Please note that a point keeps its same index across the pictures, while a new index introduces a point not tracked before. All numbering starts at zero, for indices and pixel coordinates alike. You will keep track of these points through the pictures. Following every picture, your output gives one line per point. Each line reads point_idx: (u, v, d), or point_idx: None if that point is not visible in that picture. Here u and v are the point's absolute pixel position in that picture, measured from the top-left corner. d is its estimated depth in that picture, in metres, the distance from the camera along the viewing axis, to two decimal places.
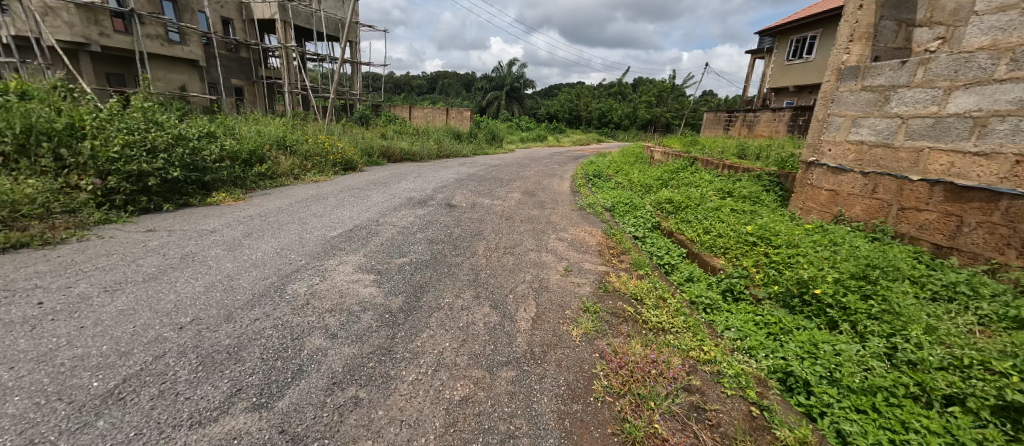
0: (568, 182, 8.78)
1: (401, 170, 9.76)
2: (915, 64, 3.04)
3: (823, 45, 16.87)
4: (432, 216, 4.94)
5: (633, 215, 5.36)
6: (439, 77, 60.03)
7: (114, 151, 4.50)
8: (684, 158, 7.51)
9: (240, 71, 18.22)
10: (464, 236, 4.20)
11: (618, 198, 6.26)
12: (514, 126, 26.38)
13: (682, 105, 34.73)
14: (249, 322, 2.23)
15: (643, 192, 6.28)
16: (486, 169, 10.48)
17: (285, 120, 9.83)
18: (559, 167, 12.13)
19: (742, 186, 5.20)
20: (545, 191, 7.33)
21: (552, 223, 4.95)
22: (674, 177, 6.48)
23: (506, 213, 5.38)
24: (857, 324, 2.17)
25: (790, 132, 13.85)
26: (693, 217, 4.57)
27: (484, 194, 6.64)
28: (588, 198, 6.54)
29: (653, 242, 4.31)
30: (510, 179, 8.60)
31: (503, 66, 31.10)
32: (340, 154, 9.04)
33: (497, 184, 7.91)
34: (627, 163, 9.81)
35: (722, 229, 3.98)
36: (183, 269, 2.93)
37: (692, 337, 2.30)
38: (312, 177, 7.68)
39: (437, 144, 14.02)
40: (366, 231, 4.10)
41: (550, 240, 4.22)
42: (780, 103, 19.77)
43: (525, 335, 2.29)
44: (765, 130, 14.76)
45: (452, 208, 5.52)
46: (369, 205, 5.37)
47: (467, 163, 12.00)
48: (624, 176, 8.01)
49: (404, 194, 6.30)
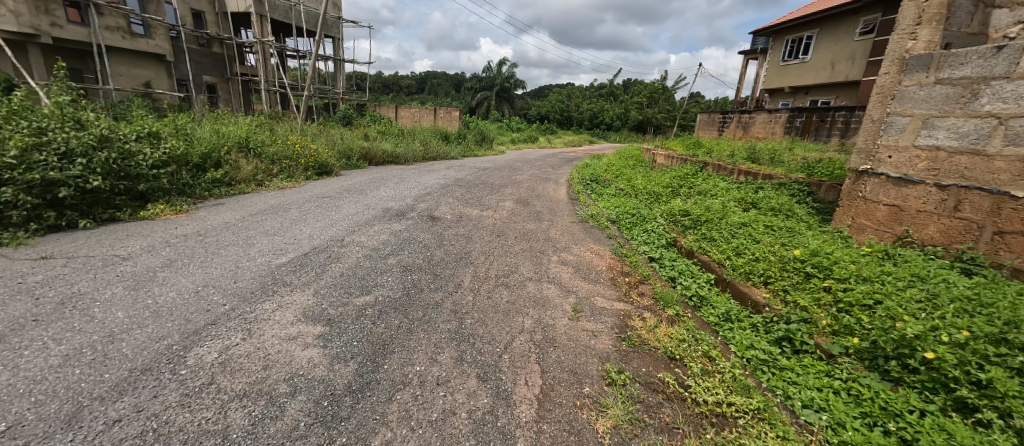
0: (564, 188, 8.07)
1: (382, 174, 8.94)
2: (1016, 50, 2.41)
3: (819, 45, 16.51)
4: (409, 233, 4.17)
5: (642, 229, 4.68)
6: (429, 77, 59.06)
7: (11, 156, 3.64)
8: (692, 162, 6.87)
9: (213, 67, 17.10)
10: (446, 260, 3.45)
11: (623, 208, 5.58)
12: (504, 127, 25.67)
13: (674, 106, 34.43)
14: (100, 429, 1.44)
15: (651, 201, 5.60)
16: (475, 173, 9.71)
17: (252, 119, 8.90)
18: (553, 170, 11.44)
19: (767, 196, 4.55)
20: (541, 199, 6.61)
21: (551, 241, 4.22)
22: (684, 183, 5.82)
23: (498, 227, 4.63)
24: (1013, 417, 1.50)
25: (787, 134, 13.41)
26: (717, 234, 3.89)
27: (472, 204, 5.88)
28: (589, 207, 5.84)
29: (673, 265, 3.61)
30: (501, 185, 7.86)
31: (492, 66, 30.39)
32: (313, 156, 8.18)
33: (487, 190, 7.16)
34: (627, 167, 9.15)
35: (757, 252, 3.31)
36: (50, 323, 2.12)
37: (770, 431, 1.60)
38: (279, 184, 6.83)
39: (423, 146, 13.19)
40: (324, 256, 3.31)
41: (550, 264, 3.49)
42: (774, 104, 19.44)
43: (528, 436, 1.55)
44: (762, 132, 14.32)
45: (434, 221, 4.75)
46: (335, 219, 4.57)
47: (454, 166, 11.21)
48: (626, 182, 7.32)
49: (380, 203, 5.52)
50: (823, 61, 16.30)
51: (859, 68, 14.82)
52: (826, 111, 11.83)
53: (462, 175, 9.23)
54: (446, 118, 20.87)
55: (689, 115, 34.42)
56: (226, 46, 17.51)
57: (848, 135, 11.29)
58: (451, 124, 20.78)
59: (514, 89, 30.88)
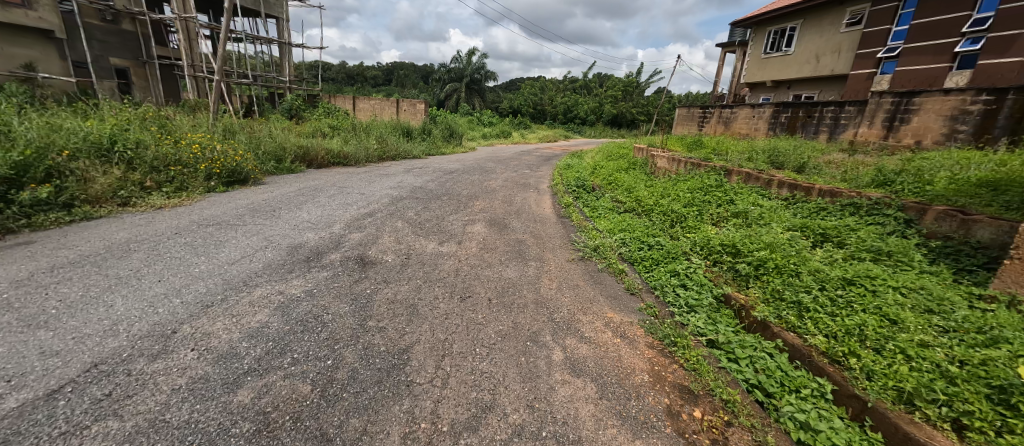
0: (549, 199, 6.56)
1: (317, 181, 7.08)
2: None
3: (803, 37, 15.83)
4: (310, 305, 2.48)
5: (672, 274, 3.27)
6: (395, 67, 55.87)
7: None
8: (707, 167, 5.53)
9: (124, 48, 14.23)
10: (359, 384, 1.81)
11: (632, 235, 4.17)
12: (474, 121, 23.86)
13: (647, 101, 33.86)
14: None
15: (668, 224, 4.21)
16: (437, 179, 8.02)
17: (137, 110, 6.72)
18: (532, 172, 9.91)
19: (846, 226, 3.21)
20: (521, 219, 5.03)
21: (546, 307, 2.67)
22: (707, 199, 4.47)
23: (460, 281, 3.01)
24: None
25: (770, 131, 12.43)
26: (806, 296, 2.49)
27: (427, 232, 4.21)
28: (587, 232, 4.36)
29: (752, 359, 2.18)
30: (468, 197, 6.23)
31: (460, 55, 28.37)
32: (219, 159, 6.20)
33: (450, 206, 5.55)
34: (620, 169, 7.76)
35: (910, 350, 1.93)
36: None
37: None
38: (157, 201, 4.90)
39: (378, 142, 11.28)
40: (94, 397, 1.60)
41: (553, 376, 1.94)
42: (754, 99, 18.76)
43: None
44: (743, 127, 13.27)
45: (363, 271, 3.09)
46: (197, 274, 2.83)
47: (413, 168, 9.43)
48: (625, 192, 5.90)
49: (291, 235, 3.79)
50: (807, 54, 15.62)
51: (846, 61, 14.17)
52: (813, 106, 10.51)
53: (420, 181, 7.52)
54: (409, 110, 18.86)
55: (662, 110, 33.86)
56: (140, 23, 14.62)
57: (837, 132, 9.95)
58: (415, 118, 18.84)
59: (485, 81, 29.08)
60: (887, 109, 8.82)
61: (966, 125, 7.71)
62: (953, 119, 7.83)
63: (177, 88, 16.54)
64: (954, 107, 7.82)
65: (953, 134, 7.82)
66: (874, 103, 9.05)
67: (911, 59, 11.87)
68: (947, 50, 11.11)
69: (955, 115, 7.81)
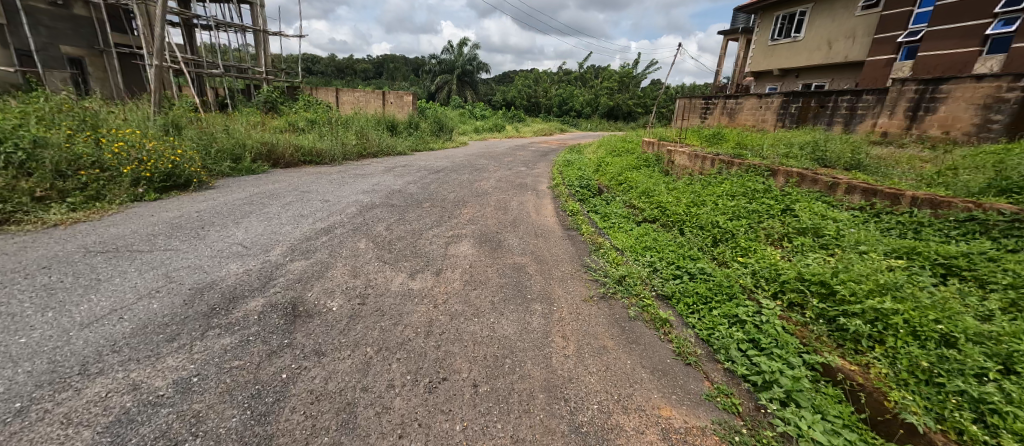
0: (550, 204, 5.58)
1: (276, 185, 6.03)
2: None
3: (813, 22, 14.90)
4: (167, 419, 1.47)
5: (734, 325, 2.34)
6: (385, 58, 54.22)
7: None
8: (742, 165, 4.58)
9: (77, 35, 12.86)
10: None
11: (663, 257, 3.23)
12: (466, 114, 22.71)
13: (645, 92, 32.94)
14: None
15: (709, 241, 3.28)
16: (421, 180, 6.98)
17: (56, 102, 5.59)
18: (528, 170, 8.89)
19: (978, 253, 2.30)
20: (518, 234, 4.03)
21: (564, 401, 1.69)
22: (754, 207, 3.53)
23: (430, 347, 2.01)
24: None
25: (779, 122, 11.19)
26: (985, 383, 1.57)
27: (395, 257, 3.20)
28: (604, 254, 3.40)
29: None
30: (455, 203, 5.23)
31: (451, 45, 27.14)
32: (151, 160, 5.12)
33: (431, 216, 4.54)
34: (630, 168, 6.78)
35: None
36: None
37: None
38: (53, 216, 3.82)
39: (357, 137, 10.19)
40: None
41: None
42: (760, 88, 17.85)
43: None
44: (749, 119, 12.15)
45: (288, 333, 2.07)
46: (15, 351, 1.79)
47: (395, 167, 8.39)
48: (641, 197, 4.94)
49: (207, 269, 2.77)
50: (818, 40, 14.70)
51: (861, 47, 13.28)
52: (827, 94, 9.46)
53: (400, 183, 6.50)
54: (396, 103, 17.68)
55: (660, 102, 32.91)
56: (94, 7, 13.21)
57: (853, 123, 8.99)
58: (402, 112, 17.68)
59: (477, 72, 27.93)
60: (910, 98, 7.81)
61: (1002, 114, 6.81)
62: (986, 108, 6.92)
63: (142, 80, 15.15)
64: (987, 94, 6.92)
65: (986, 125, 6.92)
66: (895, 92, 8.03)
67: (934, 44, 10.99)
68: (976, 32, 10.25)
69: (988, 104, 6.91)
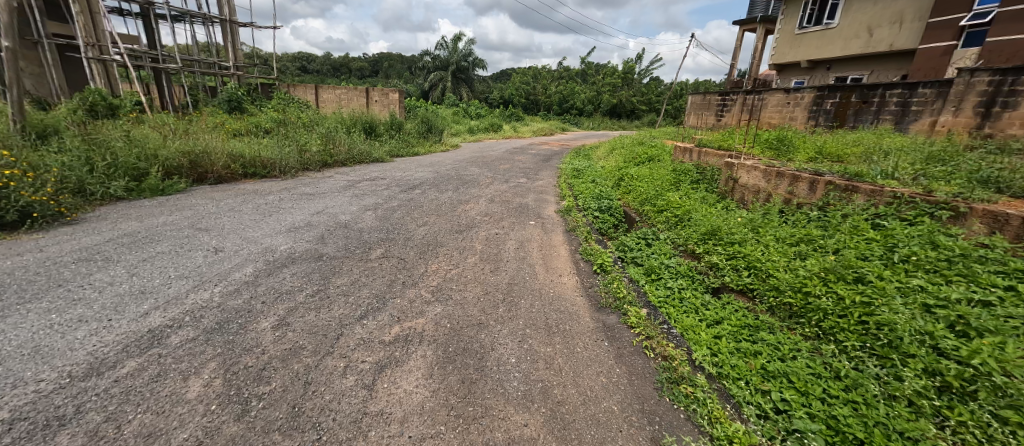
0: (565, 245, 3.82)
1: (173, 216, 4.25)
2: None
3: (850, 7, 13.10)
4: None
5: None
6: (379, 57, 52.35)
7: None
8: (881, 192, 2.83)
9: None
10: None
11: (832, 428, 1.50)
12: (459, 113, 20.86)
13: (650, 89, 31.21)
14: None
15: (925, 384, 1.54)
16: (384, 202, 5.19)
17: None
18: (528, 182, 7.11)
19: None
20: (514, 331, 2.23)
21: None
22: (990, 297, 1.77)
23: None
24: None
25: (806, 120, 9.20)
26: None
27: (235, 441, 1.42)
28: (701, 408, 1.67)
29: None
30: (419, 251, 3.43)
31: (445, 40, 25.37)
32: None
33: (371, 282, 2.76)
34: (667, 184, 5.03)
35: None
36: None
37: None
38: None
39: (322, 142, 8.39)
40: None
41: None
42: (785, 82, 16.09)
43: None
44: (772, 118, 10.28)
45: None
46: None
47: (360, 182, 6.60)
48: (708, 241, 3.20)
49: None
50: (856, 27, 12.91)
51: (911, 33, 11.50)
52: (875, 87, 7.66)
53: (354, 210, 4.70)
54: (380, 101, 15.79)
55: (666, 99, 31.14)
56: None
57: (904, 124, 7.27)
58: (387, 111, 15.83)
59: (472, 68, 26.04)
60: (982, 92, 6.02)
61: None
62: None
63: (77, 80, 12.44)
64: None
65: None
66: (961, 85, 6.31)
67: (1006, 28, 9.23)
68: None
69: None
